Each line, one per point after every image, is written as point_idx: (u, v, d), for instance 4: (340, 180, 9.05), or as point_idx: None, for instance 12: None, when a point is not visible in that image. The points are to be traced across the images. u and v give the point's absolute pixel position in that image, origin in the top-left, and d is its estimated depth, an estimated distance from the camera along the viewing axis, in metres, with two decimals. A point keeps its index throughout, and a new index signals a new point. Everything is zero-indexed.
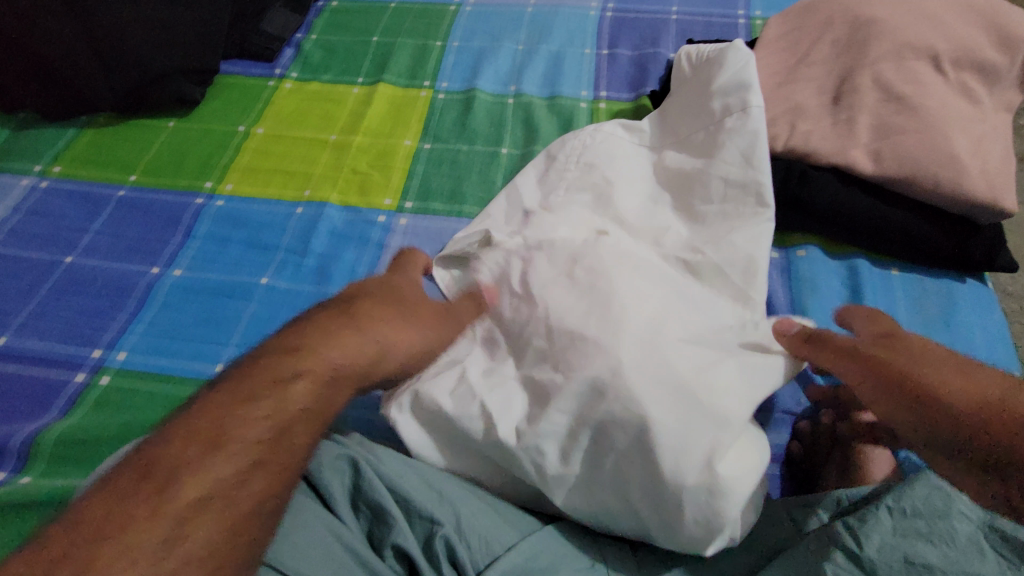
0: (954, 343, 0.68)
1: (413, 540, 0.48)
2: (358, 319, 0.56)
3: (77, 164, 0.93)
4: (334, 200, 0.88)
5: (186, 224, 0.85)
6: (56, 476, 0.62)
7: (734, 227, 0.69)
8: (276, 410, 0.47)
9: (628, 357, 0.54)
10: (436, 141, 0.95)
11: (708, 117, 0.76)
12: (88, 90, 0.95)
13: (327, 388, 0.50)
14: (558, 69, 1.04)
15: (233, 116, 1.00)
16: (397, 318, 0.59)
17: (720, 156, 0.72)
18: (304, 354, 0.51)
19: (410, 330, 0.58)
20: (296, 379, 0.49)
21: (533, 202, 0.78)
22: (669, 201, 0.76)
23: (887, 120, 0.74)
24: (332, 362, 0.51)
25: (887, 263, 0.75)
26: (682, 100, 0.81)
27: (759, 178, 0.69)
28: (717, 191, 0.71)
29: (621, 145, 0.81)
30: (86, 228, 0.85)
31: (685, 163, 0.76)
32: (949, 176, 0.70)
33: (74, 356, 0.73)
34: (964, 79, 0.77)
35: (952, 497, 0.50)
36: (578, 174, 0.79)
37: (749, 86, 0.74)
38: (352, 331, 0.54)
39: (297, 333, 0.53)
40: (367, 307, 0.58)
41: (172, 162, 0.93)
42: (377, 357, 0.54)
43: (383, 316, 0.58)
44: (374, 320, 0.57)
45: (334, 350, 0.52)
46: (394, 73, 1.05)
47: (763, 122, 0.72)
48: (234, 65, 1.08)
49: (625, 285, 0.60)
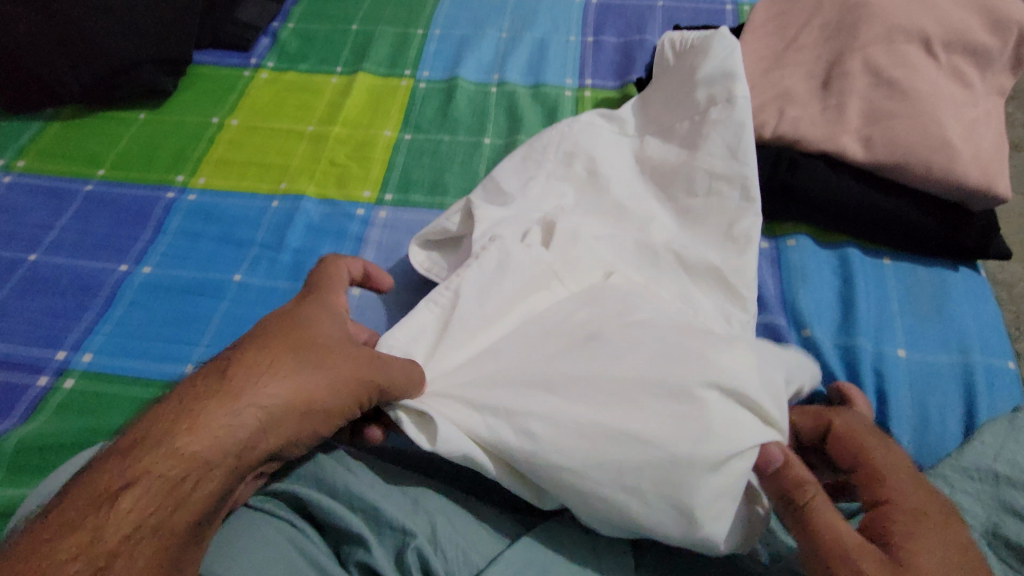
0: (947, 332, 0.67)
1: (380, 554, 0.46)
2: (242, 366, 0.42)
3: (42, 159, 0.89)
4: (311, 193, 0.85)
5: (155, 220, 0.82)
6: (15, 485, 0.59)
7: (719, 225, 0.68)
8: (102, 529, 0.35)
9: (585, 391, 0.50)
10: (416, 131, 0.92)
11: (692, 107, 0.74)
12: (51, 81, 0.91)
13: (196, 474, 0.38)
14: (542, 57, 1.01)
15: (206, 107, 0.97)
16: (313, 345, 0.45)
17: (705, 147, 0.70)
18: (160, 442, 0.38)
19: (341, 358, 0.45)
20: (133, 485, 0.37)
21: (512, 184, 0.73)
22: (653, 191, 0.73)
23: (878, 105, 0.72)
24: (197, 446, 0.39)
25: (880, 252, 0.73)
26: (666, 90, 0.79)
27: (746, 171, 0.68)
28: (703, 183, 0.69)
29: (602, 137, 0.77)
30: (50, 225, 0.82)
31: (669, 153, 0.73)
32: (941, 163, 0.68)
33: (37, 358, 0.69)
34: (956, 62, 0.75)
35: (952, 506, 0.51)
36: (557, 164, 0.75)
37: (734, 77, 0.72)
38: (240, 389, 0.41)
39: (171, 405, 0.40)
40: (272, 338, 0.44)
41: (141, 156, 0.90)
42: (274, 420, 0.41)
43: (287, 351, 0.44)
44: (268, 363, 0.42)
45: (194, 429, 0.39)
46: (374, 62, 1.02)
47: (748, 112, 0.70)
48: (207, 55, 1.04)
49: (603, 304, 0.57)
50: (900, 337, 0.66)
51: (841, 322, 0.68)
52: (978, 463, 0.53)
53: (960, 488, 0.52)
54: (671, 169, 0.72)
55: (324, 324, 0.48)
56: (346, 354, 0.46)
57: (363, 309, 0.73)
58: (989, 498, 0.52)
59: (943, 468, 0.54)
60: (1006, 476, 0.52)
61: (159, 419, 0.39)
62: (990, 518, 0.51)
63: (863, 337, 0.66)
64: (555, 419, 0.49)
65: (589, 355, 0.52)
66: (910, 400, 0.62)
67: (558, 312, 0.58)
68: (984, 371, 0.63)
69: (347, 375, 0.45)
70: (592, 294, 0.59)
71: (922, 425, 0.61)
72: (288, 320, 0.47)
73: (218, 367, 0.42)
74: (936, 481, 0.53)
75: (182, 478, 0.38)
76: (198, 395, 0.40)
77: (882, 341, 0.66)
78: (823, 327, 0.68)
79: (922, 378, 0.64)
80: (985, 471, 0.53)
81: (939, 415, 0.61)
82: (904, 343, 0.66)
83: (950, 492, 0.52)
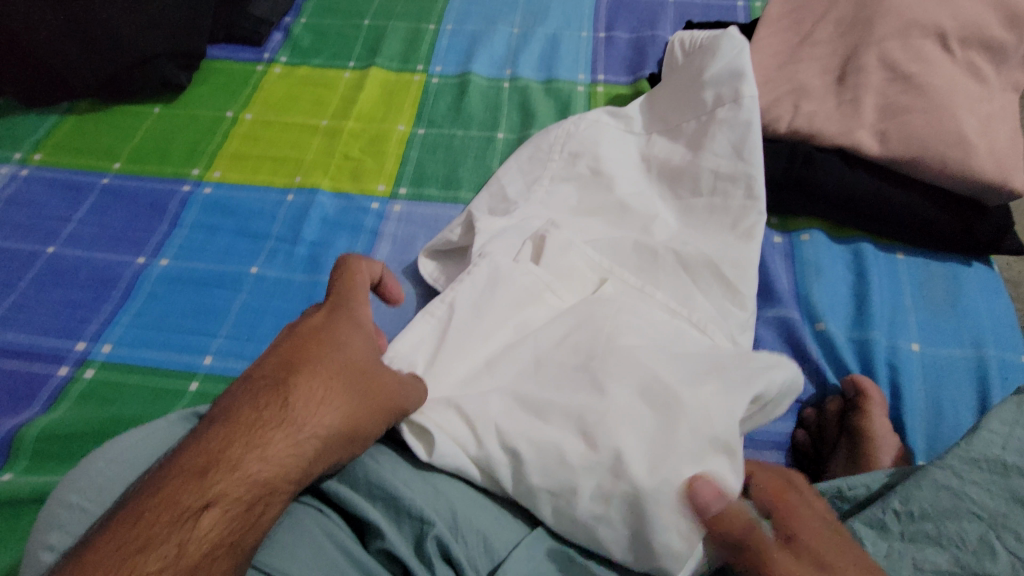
0: (961, 327, 0.67)
1: (399, 541, 0.46)
2: (302, 391, 0.41)
3: (59, 152, 0.90)
4: (326, 186, 0.85)
5: (172, 213, 0.83)
6: (39, 473, 0.60)
7: (724, 224, 0.68)
8: (180, 554, 0.35)
9: (594, 411, 0.50)
10: (430, 126, 0.92)
11: (699, 107, 0.73)
12: (68, 74, 0.92)
13: (268, 502, 0.39)
14: (554, 52, 1.01)
15: (220, 101, 0.97)
16: (365, 365, 0.44)
17: (709, 146, 0.71)
18: (233, 469, 0.38)
19: (388, 381, 0.46)
20: (210, 509, 0.36)
21: (515, 190, 0.75)
22: (663, 189, 0.73)
23: (893, 100, 0.73)
24: (269, 475, 0.38)
25: (893, 247, 0.73)
26: (671, 89, 0.77)
27: (751, 170, 0.68)
28: (707, 184, 0.70)
29: (608, 134, 0.77)
30: (68, 217, 0.82)
31: (674, 154, 0.73)
32: (957, 157, 0.68)
33: (57, 349, 0.70)
34: (971, 57, 0.75)
35: (959, 497, 0.50)
36: (562, 164, 0.76)
37: (743, 75, 0.71)
38: (304, 415, 0.40)
39: (234, 428, 0.39)
40: (323, 357, 0.43)
41: (157, 149, 0.90)
42: (336, 447, 0.42)
43: (343, 370, 0.43)
44: (330, 387, 0.42)
45: (269, 454, 0.39)
46: (386, 57, 1.02)
47: (755, 112, 0.70)
48: (220, 50, 1.05)
49: (598, 318, 0.56)
50: (915, 331, 0.67)
51: (855, 316, 0.68)
52: (985, 452, 0.52)
53: (968, 480, 0.50)
54: (682, 167, 0.72)
55: (366, 337, 0.46)
56: (391, 375, 0.46)
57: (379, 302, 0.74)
58: (998, 489, 0.50)
59: (950, 458, 0.52)
60: (1017, 466, 0.50)
61: (227, 443, 0.38)
62: (998, 509, 0.49)
63: (878, 331, 0.66)
64: (544, 444, 0.49)
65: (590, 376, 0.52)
66: (924, 393, 0.63)
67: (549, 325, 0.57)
68: (999, 365, 0.64)
69: (394, 398, 0.45)
70: (582, 306, 0.58)
71: (936, 418, 0.61)
72: (335, 332, 0.45)
73: (274, 387, 0.41)
74: (942, 471, 0.51)
75: (257, 505, 0.38)
76: (263, 418, 0.39)
77: (896, 335, 0.67)
78: (837, 321, 0.68)
79: (936, 372, 0.64)
80: (993, 461, 0.51)
81: (953, 409, 0.62)
82: (918, 337, 0.66)
83: (957, 483, 0.50)
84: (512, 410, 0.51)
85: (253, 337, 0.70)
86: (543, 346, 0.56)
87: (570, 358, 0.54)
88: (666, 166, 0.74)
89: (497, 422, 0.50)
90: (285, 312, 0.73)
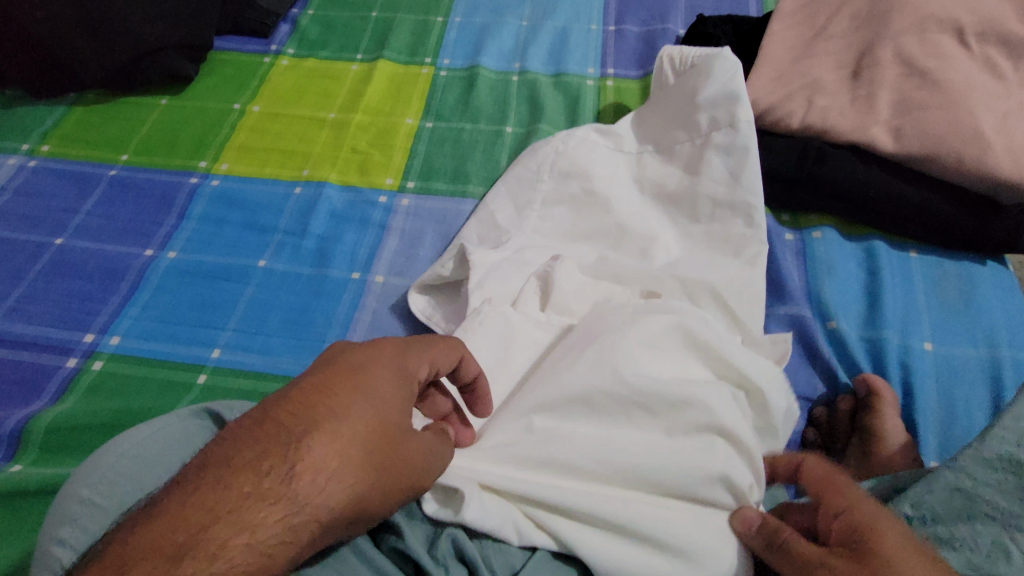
0: (974, 326, 0.66)
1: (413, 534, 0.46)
2: (311, 467, 0.36)
3: (66, 143, 0.90)
4: (333, 180, 0.85)
5: (179, 205, 0.83)
6: (47, 465, 0.60)
7: (723, 250, 0.67)
8: None
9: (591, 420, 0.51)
10: (438, 119, 0.92)
11: (693, 129, 0.72)
12: (75, 65, 0.91)
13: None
14: (563, 45, 1.00)
15: (227, 93, 0.97)
16: (392, 444, 0.39)
17: (707, 172, 0.70)
18: (207, 562, 0.33)
19: (417, 460, 0.41)
20: None
21: (505, 216, 0.72)
22: (666, 211, 0.72)
23: (908, 96, 0.72)
24: (251, 566, 0.34)
25: (906, 246, 0.72)
26: (663, 108, 0.76)
27: (748, 199, 0.67)
28: (705, 211, 0.69)
29: (598, 153, 0.75)
30: (76, 209, 0.82)
31: (669, 178, 0.72)
32: (973, 154, 0.67)
33: (65, 341, 0.70)
34: (989, 52, 0.74)
35: (973, 499, 0.49)
36: (552, 185, 0.73)
37: (738, 99, 0.70)
38: (305, 501, 0.36)
39: (224, 509, 0.34)
40: (341, 428, 0.38)
41: (165, 141, 0.90)
42: (331, 530, 0.37)
43: (360, 447, 0.38)
44: (342, 463, 0.37)
45: (254, 538, 0.34)
46: (394, 49, 1.02)
47: (752, 137, 0.69)
48: (228, 42, 1.04)
49: (620, 358, 0.52)
50: (927, 331, 0.66)
51: (867, 315, 0.68)
52: (1000, 452, 0.51)
53: (982, 480, 0.50)
54: (679, 191, 0.71)
55: (402, 408, 0.41)
56: (421, 452, 0.42)
57: (386, 297, 0.73)
58: (1014, 490, 0.49)
59: (963, 459, 0.52)
60: None
61: (218, 524, 0.34)
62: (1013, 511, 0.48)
63: (890, 330, 0.66)
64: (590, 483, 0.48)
65: (587, 412, 0.51)
66: (937, 393, 0.62)
67: (560, 362, 0.54)
68: (1013, 366, 0.63)
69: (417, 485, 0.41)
70: (589, 342, 0.54)
71: (949, 418, 0.61)
72: (363, 400, 0.39)
73: (277, 460, 0.36)
74: (954, 472, 0.51)
75: None
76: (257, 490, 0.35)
77: (908, 334, 0.66)
78: (848, 319, 0.67)
79: (949, 372, 0.63)
80: (1007, 461, 0.50)
81: (966, 409, 0.61)
82: (930, 336, 0.66)
83: (970, 484, 0.50)
84: (547, 444, 0.50)
85: (261, 331, 0.70)
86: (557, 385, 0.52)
87: (612, 409, 0.51)
88: (660, 189, 0.72)
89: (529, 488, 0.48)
90: (293, 306, 0.72)
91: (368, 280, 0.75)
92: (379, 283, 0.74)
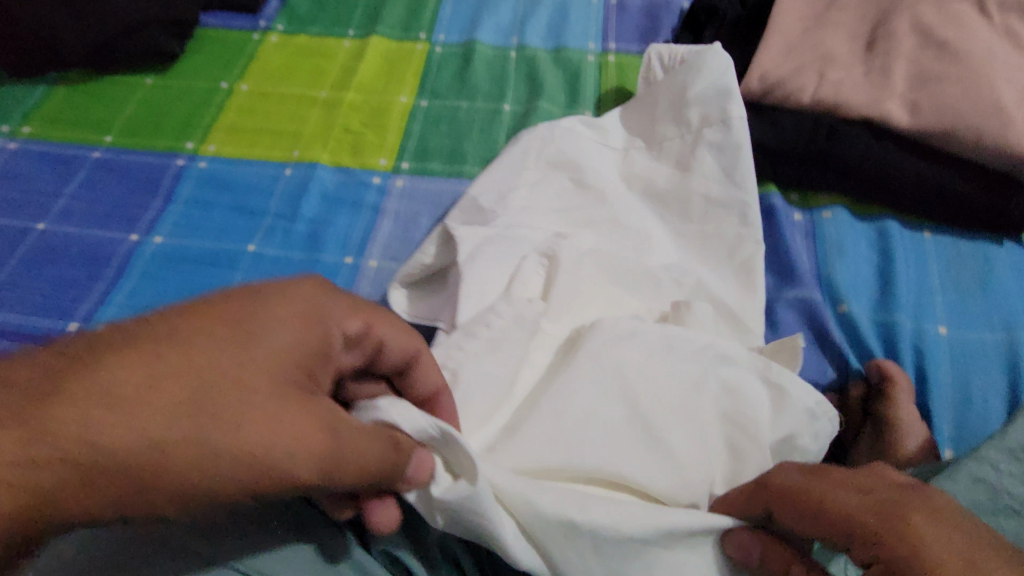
0: (990, 309, 0.64)
1: (405, 552, 0.49)
2: (119, 381, 0.32)
3: (48, 125, 0.86)
4: (325, 160, 0.82)
5: (166, 188, 0.80)
6: None
7: (715, 257, 0.64)
8: None
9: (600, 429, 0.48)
10: (433, 97, 0.88)
11: (684, 126, 0.69)
12: (55, 43, 0.87)
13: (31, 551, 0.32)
14: (563, 19, 0.96)
15: (214, 72, 0.93)
16: (243, 398, 0.35)
17: (698, 168, 0.67)
18: None
19: (275, 443, 0.35)
20: None
21: None
22: (654, 209, 0.68)
23: (925, 68, 0.69)
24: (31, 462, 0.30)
25: (920, 226, 0.70)
26: (651, 104, 0.73)
27: (743, 198, 0.65)
28: (698, 210, 0.66)
29: (585, 144, 0.70)
30: (59, 193, 0.79)
31: (659, 175, 0.69)
32: (993, 129, 0.64)
33: (49, 330, 0.68)
34: (1010, 21, 0.71)
35: (996, 491, 0.48)
36: (538, 174, 0.68)
37: (729, 93, 0.68)
38: (87, 451, 0.31)
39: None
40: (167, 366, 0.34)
41: (150, 121, 0.87)
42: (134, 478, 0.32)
43: (193, 394, 0.34)
44: (171, 397, 0.33)
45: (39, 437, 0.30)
46: (387, 24, 0.98)
47: (745, 134, 0.67)
48: (214, 17, 1.00)
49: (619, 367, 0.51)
50: (942, 314, 0.64)
51: (879, 297, 0.65)
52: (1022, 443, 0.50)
53: (1005, 472, 0.49)
54: (669, 189, 0.68)
55: (271, 358, 0.37)
56: (294, 426, 0.36)
57: (381, 281, 0.71)
58: None
59: (986, 449, 0.50)
60: None
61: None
62: None
63: (903, 313, 0.63)
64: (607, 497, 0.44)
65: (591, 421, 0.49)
66: (951, 379, 0.60)
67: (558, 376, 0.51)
68: None
69: (263, 468, 0.35)
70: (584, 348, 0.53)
71: (963, 404, 0.59)
72: (217, 338, 0.36)
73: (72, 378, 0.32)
74: (977, 463, 0.49)
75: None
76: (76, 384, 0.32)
77: (922, 317, 0.63)
78: (860, 302, 0.65)
79: (964, 356, 0.61)
80: None
81: (981, 395, 0.59)
82: (945, 320, 0.63)
83: (994, 476, 0.48)
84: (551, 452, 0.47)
85: None
86: (565, 416, 0.48)
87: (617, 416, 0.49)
88: (650, 186, 0.69)
89: (564, 516, 0.43)
90: None
91: (362, 264, 0.72)
92: (372, 268, 0.72)
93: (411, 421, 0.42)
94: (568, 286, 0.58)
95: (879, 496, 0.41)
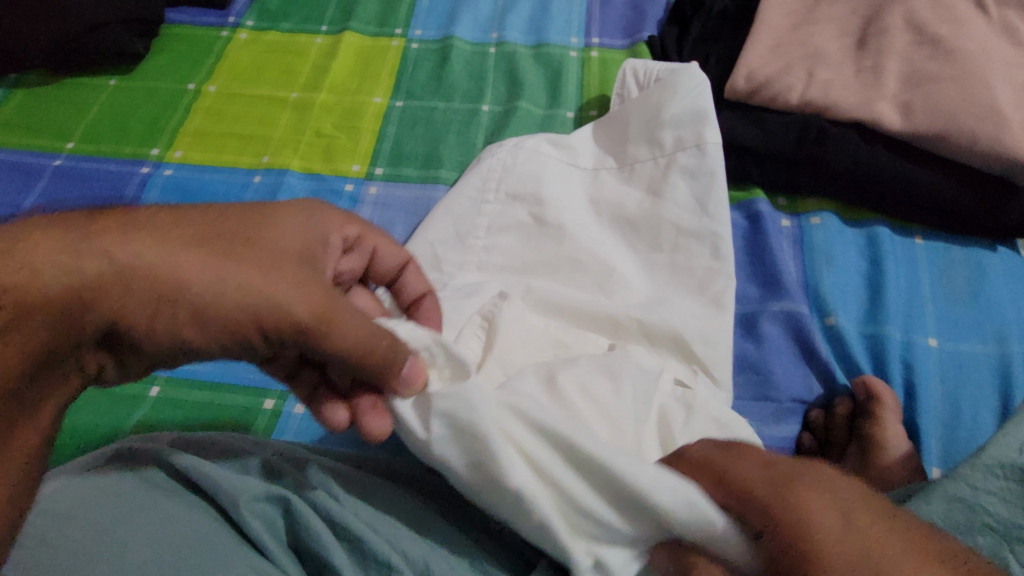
0: (983, 320, 0.61)
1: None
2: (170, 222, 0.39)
3: (6, 131, 0.83)
4: (296, 167, 0.79)
5: (129, 198, 0.76)
6: None
7: (687, 287, 0.60)
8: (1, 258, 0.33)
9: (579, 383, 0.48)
10: (409, 97, 0.85)
11: (657, 148, 0.66)
12: (11, 45, 0.83)
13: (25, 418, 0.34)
14: (545, 13, 0.93)
15: (181, 72, 0.89)
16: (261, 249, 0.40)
17: (670, 195, 0.64)
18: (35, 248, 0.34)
19: (283, 292, 0.40)
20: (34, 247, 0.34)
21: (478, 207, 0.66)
22: (623, 237, 0.64)
23: (919, 67, 0.66)
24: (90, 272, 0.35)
25: (910, 231, 0.67)
26: (625, 124, 0.69)
27: (716, 228, 0.61)
28: (669, 240, 0.62)
29: (550, 166, 0.67)
30: (17, 203, 0.76)
31: (630, 200, 0.65)
32: (989, 131, 0.61)
33: None
34: (1008, 17, 0.68)
35: (973, 511, 0.44)
36: (498, 207, 0.66)
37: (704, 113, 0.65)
38: (132, 257, 0.36)
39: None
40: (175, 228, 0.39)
41: (113, 126, 0.83)
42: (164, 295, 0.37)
43: (210, 245, 0.39)
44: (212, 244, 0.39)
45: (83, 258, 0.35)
46: (361, 20, 0.94)
47: (720, 161, 0.64)
48: (181, 14, 0.96)
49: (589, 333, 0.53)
50: (932, 325, 0.61)
51: (868, 308, 0.63)
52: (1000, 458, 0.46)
53: (983, 489, 0.45)
54: (640, 215, 0.64)
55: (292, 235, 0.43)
56: (305, 279, 0.41)
57: None
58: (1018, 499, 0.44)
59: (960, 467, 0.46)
60: None
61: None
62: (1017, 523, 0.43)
63: (892, 325, 0.61)
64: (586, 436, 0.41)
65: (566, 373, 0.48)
66: (941, 394, 0.58)
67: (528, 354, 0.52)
68: None
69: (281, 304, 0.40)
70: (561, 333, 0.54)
71: (953, 420, 0.57)
72: (233, 212, 0.42)
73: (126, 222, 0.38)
74: (952, 482, 0.46)
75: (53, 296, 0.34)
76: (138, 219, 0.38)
77: (912, 329, 0.61)
78: (848, 313, 0.63)
79: (954, 370, 0.59)
80: (1009, 468, 0.45)
81: (972, 410, 0.57)
82: (936, 331, 0.61)
83: (970, 494, 0.45)
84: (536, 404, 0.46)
85: None
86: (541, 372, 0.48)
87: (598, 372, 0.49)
88: (618, 212, 0.65)
89: (532, 436, 0.41)
90: None
91: None
92: None
93: (407, 331, 0.43)
94: (516, 336, 0.53)
95: (784, 472, 0.40)
